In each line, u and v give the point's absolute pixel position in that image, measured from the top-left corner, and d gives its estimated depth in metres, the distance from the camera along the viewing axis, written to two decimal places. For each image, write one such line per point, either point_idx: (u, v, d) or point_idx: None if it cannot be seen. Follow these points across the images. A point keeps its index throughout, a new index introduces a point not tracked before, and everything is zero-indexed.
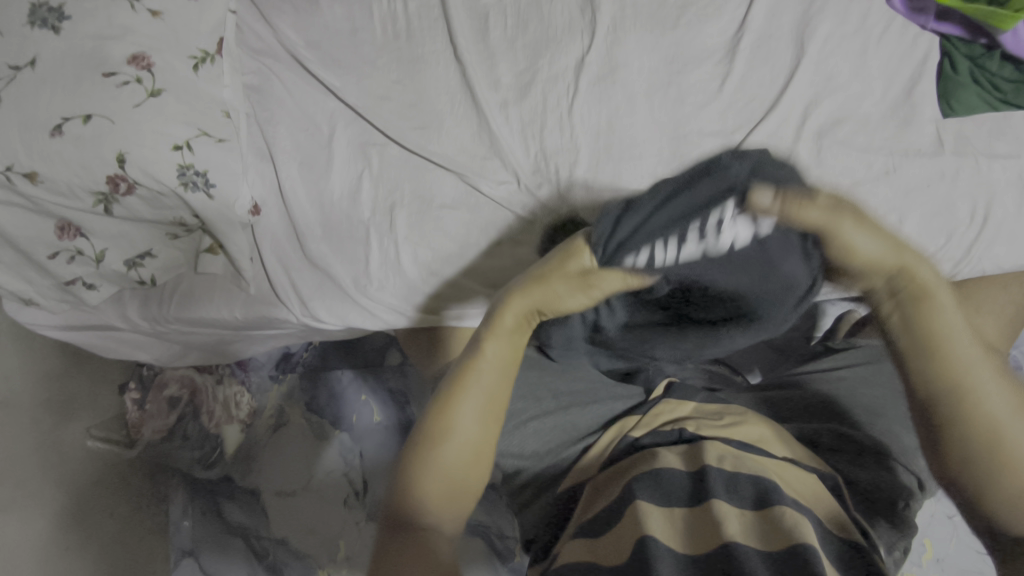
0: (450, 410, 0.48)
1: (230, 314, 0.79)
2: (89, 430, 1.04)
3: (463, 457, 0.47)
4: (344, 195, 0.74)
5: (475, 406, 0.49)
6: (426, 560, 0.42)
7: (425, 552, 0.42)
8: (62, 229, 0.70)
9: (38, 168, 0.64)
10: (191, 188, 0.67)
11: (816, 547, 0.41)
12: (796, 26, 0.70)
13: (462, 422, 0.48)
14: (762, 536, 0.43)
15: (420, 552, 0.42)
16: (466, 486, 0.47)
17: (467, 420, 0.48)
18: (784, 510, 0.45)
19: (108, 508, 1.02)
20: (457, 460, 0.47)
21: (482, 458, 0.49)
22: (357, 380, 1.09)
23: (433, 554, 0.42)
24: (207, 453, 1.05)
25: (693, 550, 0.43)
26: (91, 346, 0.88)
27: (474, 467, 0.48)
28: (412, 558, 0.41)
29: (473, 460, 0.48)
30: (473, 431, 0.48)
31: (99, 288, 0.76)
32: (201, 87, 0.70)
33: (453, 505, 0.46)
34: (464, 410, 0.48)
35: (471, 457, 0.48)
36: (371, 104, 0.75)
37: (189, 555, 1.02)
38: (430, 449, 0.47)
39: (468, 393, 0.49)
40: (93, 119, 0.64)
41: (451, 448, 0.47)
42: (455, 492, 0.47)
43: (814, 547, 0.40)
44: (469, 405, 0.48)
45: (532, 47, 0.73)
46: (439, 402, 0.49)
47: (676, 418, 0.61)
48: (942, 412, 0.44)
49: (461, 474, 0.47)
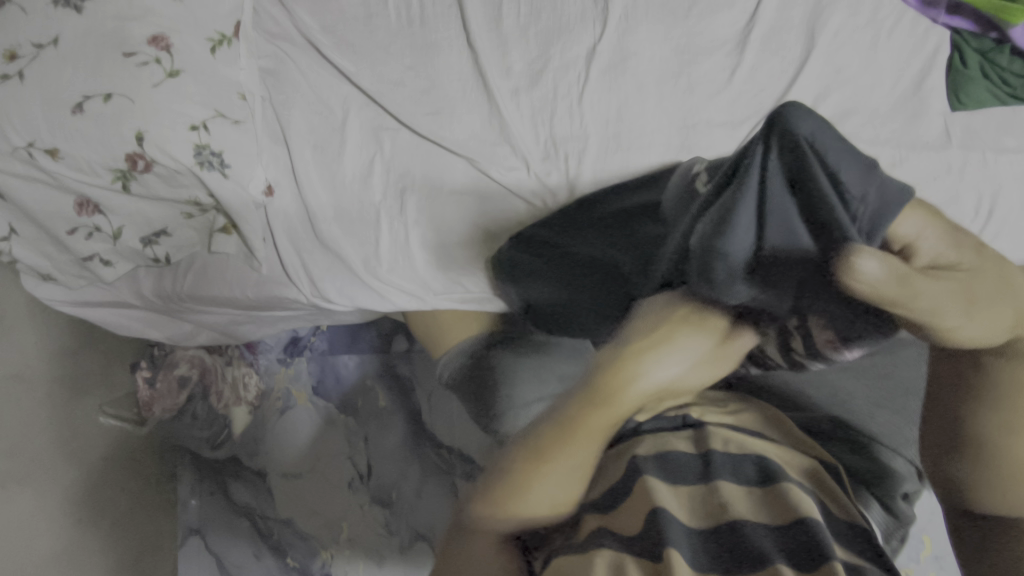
0: (578, 438, 0.45)
1: (242, 294, 0.81)
2: (101, 407, 1.05)
3: (574, 479, 0.45)
4: (356, 177, 0.75)
5: (582, 453, 0.45)
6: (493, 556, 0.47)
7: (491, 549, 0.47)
8: (81, 206, 0.72)
9: (60, 144, 0.66)
10: (207, 167, 0.69)
11: (819, 518, 0.42)
12: (807, 17, 0.71)
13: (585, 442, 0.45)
14: (764, 512, 0.45)
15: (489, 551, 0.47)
16: (571, 497, 0.46)
17: (570, 466, 0.45)
18: (791, 489, 0.46)
19: (118, 483, 1.04)
20: (566, 484, 0.45)
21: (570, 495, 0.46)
22: (364, 365, 1.10)
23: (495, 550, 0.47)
24: (215, 433, 1.09)
25: (702, 523, 0.44)
26: (105, 323, 0.90)
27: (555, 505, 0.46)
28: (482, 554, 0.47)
29: (583, 479, 0.46)
30: (590, 451, 0.45)
31: (115, 265, 0.78)
32: (218, 69, 0.71)
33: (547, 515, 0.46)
34: (592, 441, 0.45)
35: (580, 480, 0.46)
36: (384, 89, 0.76)
37: (196, 532, 1.09)
38: (543, 481, 0.45)
39: (564, 449, 0.45)
40: (114, 99, 0.65)
41: (560, 468, 0.45)
42: (563, 503, 0.46)
43: (816, 518, 0.42)
44: (578, 456, 0.45)
45: (545, 35, 0.74)
46: (535, 458, 0.45)
47: (680, 405, 0.61)
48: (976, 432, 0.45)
49: (568, 488, 0.45)
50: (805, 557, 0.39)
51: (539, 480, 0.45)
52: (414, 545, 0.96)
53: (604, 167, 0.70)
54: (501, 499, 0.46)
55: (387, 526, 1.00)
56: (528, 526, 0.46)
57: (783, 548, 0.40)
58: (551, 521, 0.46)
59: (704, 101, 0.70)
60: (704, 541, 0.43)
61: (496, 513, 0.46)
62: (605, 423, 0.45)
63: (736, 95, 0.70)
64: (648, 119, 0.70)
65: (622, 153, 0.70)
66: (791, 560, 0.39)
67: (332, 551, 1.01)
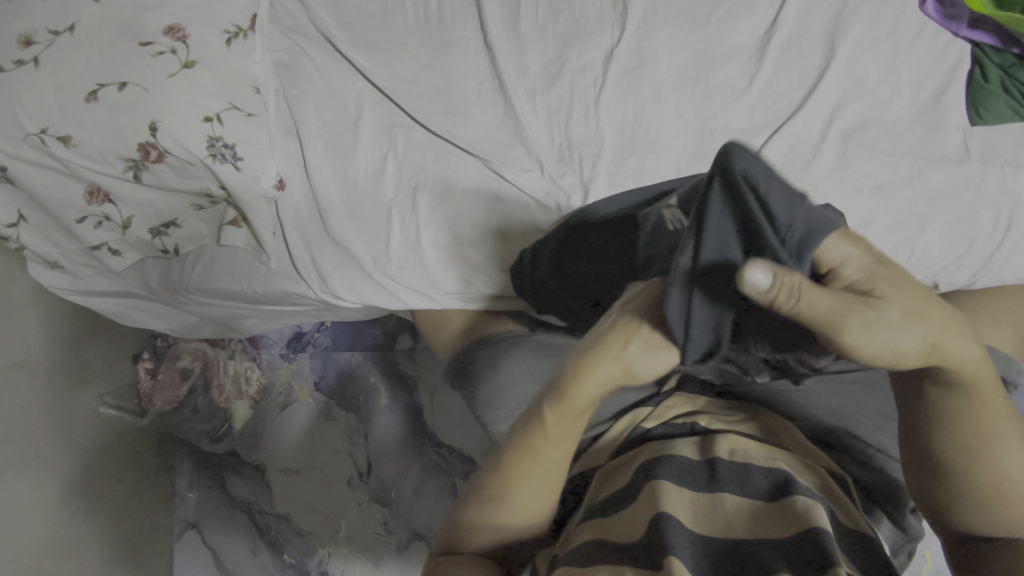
0: (530, 459, 0.51)
1: (249, 288, 0.80)
2: (101, 397, 1.02)
3: (535, 492, 0.51)
4: (368, 174, 0.75)
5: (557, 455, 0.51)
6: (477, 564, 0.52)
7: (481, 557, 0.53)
8: (91, 194, 0.72)
9: (72, 131, 0.66)
10: (219, 159, 0.68)
11: (827, 529, 0.42)
12: (827, 27, 0.70)
13: (539, 466, 0.51)
14: (772, 521, 0.44)
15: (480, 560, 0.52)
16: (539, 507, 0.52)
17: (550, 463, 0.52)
18: (800, 499, 0.45)
19: (118, 474, 1.02)
20: (528, 499, 0.52)
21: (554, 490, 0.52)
22: (368, 362, 1.08)
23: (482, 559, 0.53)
24: (216, 427, 1.06)
25: (709, 534, 0.44)
26: (110, 312, 0.89)
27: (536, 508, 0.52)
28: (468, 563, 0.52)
29: (545, 489, 0.52)
30: (547, 469, 0.51)
31: (123, 255, 0.78)
32: (233, 61, 0.71)
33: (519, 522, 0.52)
34: (540, 458, 0.51)
35: (542, 492, 0.52)
36: (399, 86, 0.76)
37: (192, 527, 1.10)
38: (505, 500, 0.52)
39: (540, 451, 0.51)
40: (128, 87, 0.65)
41: (518, 485, 0.51)
42: (530, 513, 0.52)
43: (826, 529, 0.41)
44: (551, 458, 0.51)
45: (562, 37, 0.74)
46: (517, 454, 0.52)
47: (687, 413, 0.61)
48: (945, 460, 0.47)
49: (533, 501, 0.52)
50: (808, 568, 0.39)
51: (502, 502, 0.52)
52: (410, 546, 0.98)
53: (618, 171, 0.69)
54: (478, 514, 0.53)
55: (386, 525, 1.00)
56: (500, 534, 0.53)
57: (791, 560, 0.40)
58: (527, 528, 0.53)
59: (721, 108, 0.70)
60: (711, 553, 0.43)
61: (474, 526, 0.53)
62: (554, 442, 0.51)
63: (754, 102, 0.70)
64: (664, 125, 0.70)
65: (636, 157, 0.70)
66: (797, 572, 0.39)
67: (330, 549, 1.02)
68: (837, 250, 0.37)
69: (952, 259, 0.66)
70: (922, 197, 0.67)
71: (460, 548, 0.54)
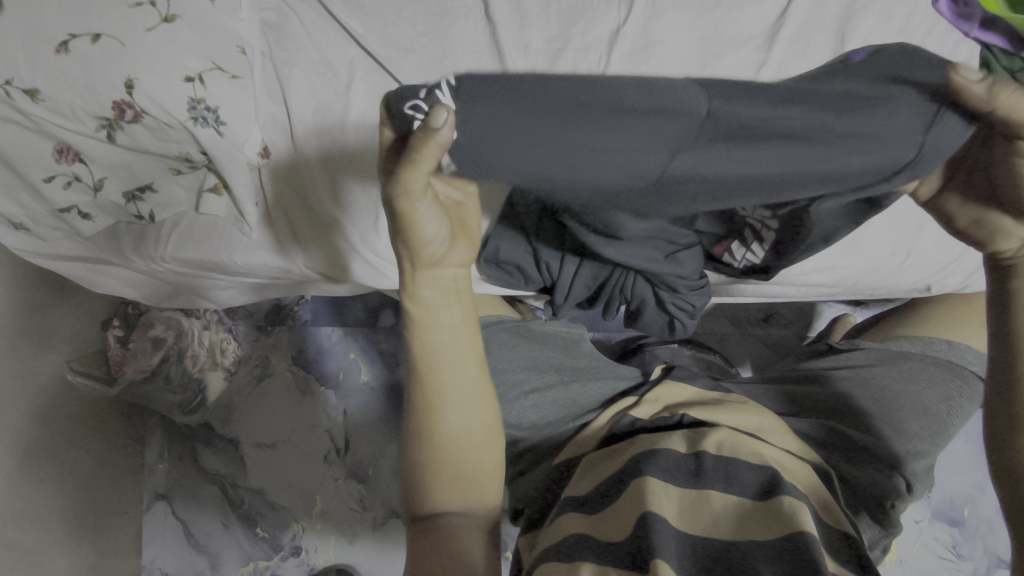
0: (433, 374, 0.50)
1: (230, 260, 0.76)
2: (68, 363, 0.97)
3: (471, 544, 0.49)
4: (360, 145, 0.70)
5: (454, 357, 0.51)
6: (448, 549, 0.48)
7: (444, 540, 0.49)
8: (60, 152, 0.67)
9: (40, 85, 0.62)
10: (201, 123, 0.65)
11: (813, 532, 0.42)
12: (838, 19, 0.70)
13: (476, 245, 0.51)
14: (758, 522, 0.44)
15: (440, 542, 0.49)
16: (438, 362, 0.50)
17: (449, 370, 0.51)
18: (786, 499, 0.45)
19: (85, 444, 0.99)
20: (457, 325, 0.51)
21: (474, 403, 0.52)
22: (346, 339, 1.07)
23: (458, 548, 0.48)
24: (188, 398, 1.01)
25: (694, 533, 0.44)
26: (79, 278, 0.84)
27: (477, 412, 0.52)
28: (438, 549, 0.48)
29: (473, 402, 0.52)
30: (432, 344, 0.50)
31: (94, 219, 0.74)
32: (217, 18, 0.68)
33: (476, 494, 0.51)
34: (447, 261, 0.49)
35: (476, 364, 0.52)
36: (393, 55, 0.72)
37: (162, 499, 1.06)
38: (444, 420, 0.50)
39: (436, 367, 0.51)
40: (102, 40, 0.61)
41: (447, 395, 0.51)
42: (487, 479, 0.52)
43: (811, 533, 0.41)
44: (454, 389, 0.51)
45: (566, 12, 0.71)
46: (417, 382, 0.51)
47: (674, 403, 0.61)
48: None
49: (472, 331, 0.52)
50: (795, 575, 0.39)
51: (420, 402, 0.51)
52: (388, 521, 1.00)
53: None
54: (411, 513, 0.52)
55: (361, 501, 1.02)
56: (450, 525, 0.50)
57: (776, 560, 0.40)
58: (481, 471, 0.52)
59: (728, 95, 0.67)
60: (694, 556, 0.42)
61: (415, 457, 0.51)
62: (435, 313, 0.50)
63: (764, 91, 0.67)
64: None
65: None
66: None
67: (305, 524, 1.01)
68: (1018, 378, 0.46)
69: (948, 262, 0.66)
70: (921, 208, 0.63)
71: (430, 529, 0.50)
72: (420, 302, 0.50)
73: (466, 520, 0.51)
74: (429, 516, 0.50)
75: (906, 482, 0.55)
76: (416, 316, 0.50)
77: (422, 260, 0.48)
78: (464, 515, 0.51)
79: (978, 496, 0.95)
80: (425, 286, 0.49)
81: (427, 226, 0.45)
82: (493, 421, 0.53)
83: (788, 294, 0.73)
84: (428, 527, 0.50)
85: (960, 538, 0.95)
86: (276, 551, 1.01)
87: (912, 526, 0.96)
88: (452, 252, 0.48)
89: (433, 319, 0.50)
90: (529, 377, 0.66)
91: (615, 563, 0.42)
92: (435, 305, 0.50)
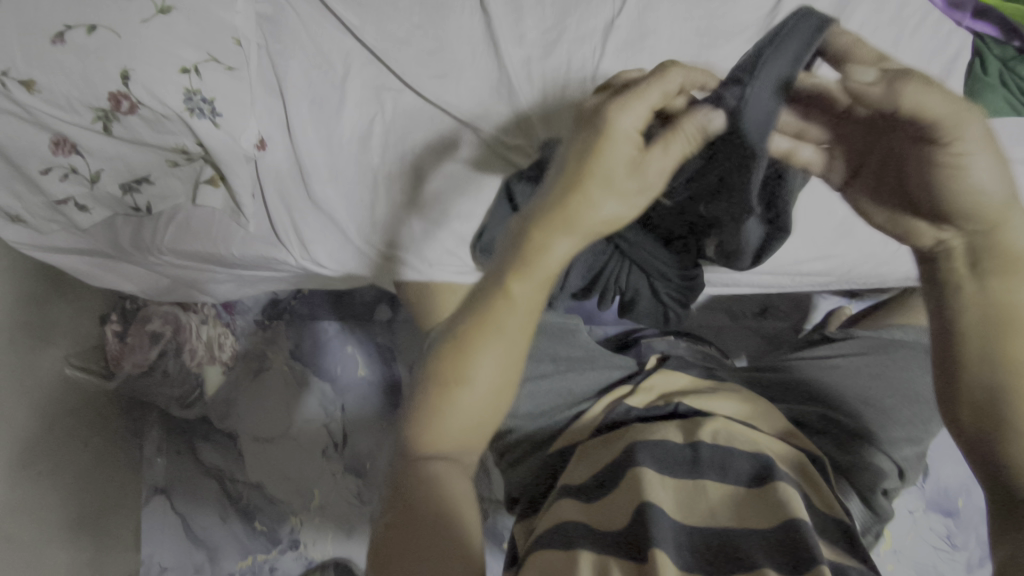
0: (489, 323, 0.47)
1: (226, 251, 0.77)
2: (66, 357, 0.98)
3: (454, 497, 0.47)
4: (354, 138, 0.72)
5: (518, 317, 0.47)
6: (426, 504, 0.46)
7: (426, 492, 0.46)
8: (57, 143, 0.68)
9: (36, 76, 0.62)
10: (197, 114, 0.65)
11: (805, 520, 0.43)
12: (833, 9, 0.70)
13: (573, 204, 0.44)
14: (754, 512, 0.44)
15: (420, 491, 0.46)
16: (499, 317, 0.47)
17: (507, 326, 0.47)
18: (782, 486, 0.45)
19: (84, 439, 0.98)
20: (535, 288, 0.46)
21: (504, 392, 0.49)
22: (343, 333, 1.08)
23: (438, 502, 0.46)
24: (186, 392, 1.03)
25: (691, 522, 0.44)
26: (77, 272, 0.84)
27: (504, 385, 0.48)
28: (418, 497, 0.46)
29: (506, 368, 0.48)
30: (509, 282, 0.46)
31: (91, 212, 0.74)
32: (213, 10, 0.68)
33: (467, 452, 0.49)
34: (599, 207, 0.44)
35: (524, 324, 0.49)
36: (389, 47, 0.72)
37: (161, 492, 1.05)
38: (465, 374, 0.47)
39: (492, 324, 0.47)
40: (98, 31, 0.62)
41: (486, 351, 0.47)
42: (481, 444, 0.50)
43: (805, 520, 0.42)
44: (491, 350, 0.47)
45: (561, 4, 0.71)
46: (460, 335, 0.48)
47: (669, 392, 0.61)
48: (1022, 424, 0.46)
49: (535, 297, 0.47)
50: (794, 562, 0.39)
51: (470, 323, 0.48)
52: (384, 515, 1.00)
53: None
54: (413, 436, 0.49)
55: (359, 495, 1.02)
56: (433, 487, 0.46)
57: (774, 551, 0.40)
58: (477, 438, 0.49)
59: None
60: (694, 545, 0.42)
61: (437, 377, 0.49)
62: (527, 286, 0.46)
63: None
64: None
65: None
66: (784, 567, 0.39)
67: (303, 518, 1.02)
68: (980, 378, 0.46)
69: None
70: None
71: (415, 471, 0.48)
72: (543, 247, 0.45)
73: (456, 470, 0.48)
74: (419, 459, 0.48)
75: (897, 469, 0.56)
76: (512, 274, 0.46)
77: (569, 208, 0.44)
78: (456, 465, 0.48)
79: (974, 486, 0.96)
80: (557, 244, 0.45)
81: (623, 122, 0.44)
82: (506, 394, 0.49)
83: (780, 285, 0.74)
84: (415, 468, 0.48)
85: (954, 528, 0.95)
86: (274, 545, 1.01)
87: (905, 517, 0.97)
88: (608, 203, 0.44)
89: (535, 271, 0.46)
90: (525, 366, 0.67)
91: (615, 552, 0.42)
92: (529, 281, 0.46)
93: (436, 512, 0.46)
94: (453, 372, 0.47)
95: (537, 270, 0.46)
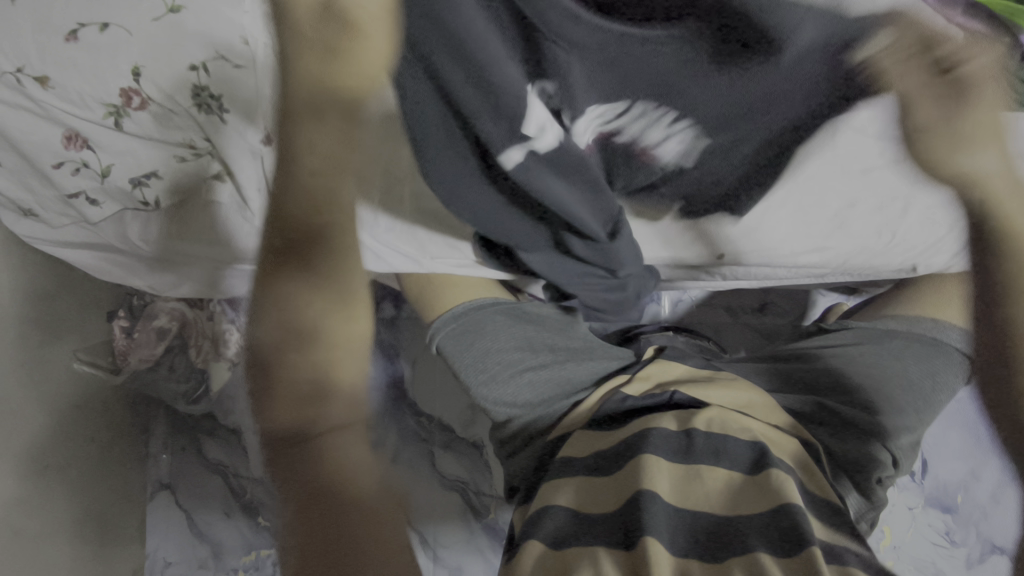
0: (292, 317, 0.42)
1: (234, 245, 0.78)
2: (76, 353, 1.00)
3: (355, 459, 0.39)
4: None
5: (321, 310, 0.42)
6: (320, 492, 0.38)
7: (315, 474, 0.39)
8: (69, 139, 0.70)
9: (51, 73, 0.64)
10: (205, 109, 0.68)
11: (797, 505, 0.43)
12: None
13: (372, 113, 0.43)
14: (747, 500, 0.45)
15: (309, 473, 0.39)
16: (306, 276, 0.42)
17: (314, 313, 0.42)
18: (777, 474, 0.46)
19: (89, 434, 0.99)
20: (328, 181, 0.39)
21: (351, 341, 0.42)
22: None
23: (329, 490, 0.38)
24: (192, 388, 1.02)
25: (682, 504, 0.45)
26: (86, 266, 0.86)
27: (347, 334, 0.42)
28: (308, 479, 0.39)
29: (343, 317, 0.42)
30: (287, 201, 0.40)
31: (102, 206, 0.77)
32: None
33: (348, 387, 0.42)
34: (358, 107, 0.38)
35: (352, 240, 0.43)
36: None
37: (166, 488, 1.05)
38: (299, 346, 0.41)
39: (304, 284, 0.42)
40: (110, 28, 0.63)
41: (325, 302, 0.42)
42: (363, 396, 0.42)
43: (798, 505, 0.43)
44: (316, 311, 0.42)
45: None
46: (273, 313, 0.42)
47: (664, 381, 0.63)
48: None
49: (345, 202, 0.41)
50: (786, 544, 0.41)
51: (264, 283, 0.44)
52: None
53: None
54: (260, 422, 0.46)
55: None
56: (328, 473, 0.38)
57: (768, 537, 0.41)
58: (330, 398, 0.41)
59: None
60: (688, 531, 0.43)
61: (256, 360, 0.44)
62: (327, 258, 0.41)
63: None
64: None
65: None
66: (779, 554, 0.40)
67: None
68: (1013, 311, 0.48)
69: (931, 243, 0.70)
70: (909, 180, 0.68)
71: (295, 444, 0.40)
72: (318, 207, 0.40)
73: (343, 434, 0.40)
74: (287, 435, 0.41)
75: (891, 457, 0.56)
76: (290, 207, 0.40)
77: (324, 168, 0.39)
78: (342, 428, 0.40)
79: (972, 482, 0.97)
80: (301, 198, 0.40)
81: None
82: (351, 341, 0.42)
83: (777, 277, 0.75)
84: (288, 445, 0.40)
85: (953, 524, 0.96)
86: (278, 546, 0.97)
87: (906, 513, 0.96)
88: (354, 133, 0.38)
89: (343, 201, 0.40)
90: (523, 356, 0.67)
91: (613, 540, 0.43)
92: (309, 229, 0.40)
93: (330, 504, 0.37)
94: (259, 351, 0.43)
95: (329, 256, 0.41)
